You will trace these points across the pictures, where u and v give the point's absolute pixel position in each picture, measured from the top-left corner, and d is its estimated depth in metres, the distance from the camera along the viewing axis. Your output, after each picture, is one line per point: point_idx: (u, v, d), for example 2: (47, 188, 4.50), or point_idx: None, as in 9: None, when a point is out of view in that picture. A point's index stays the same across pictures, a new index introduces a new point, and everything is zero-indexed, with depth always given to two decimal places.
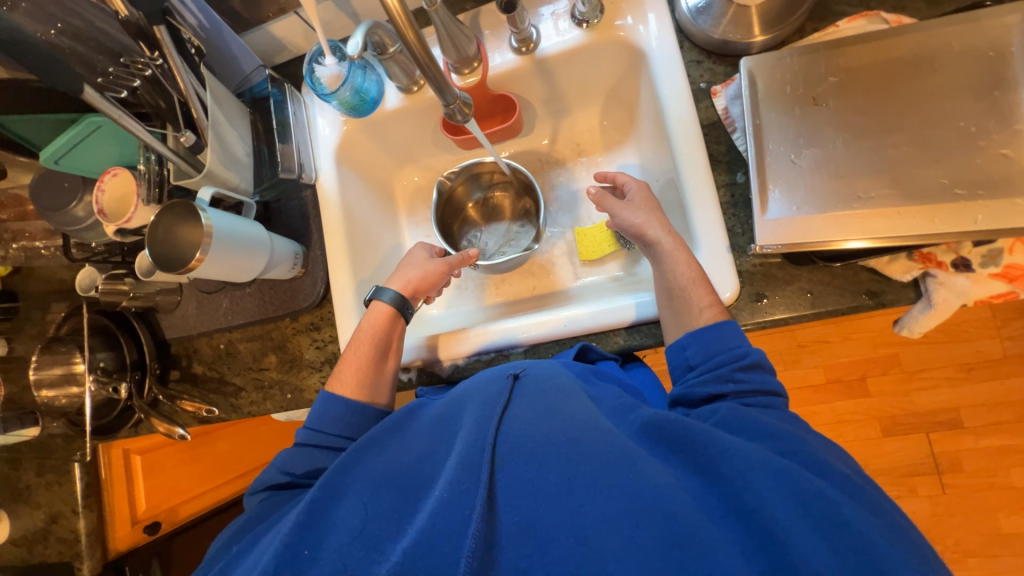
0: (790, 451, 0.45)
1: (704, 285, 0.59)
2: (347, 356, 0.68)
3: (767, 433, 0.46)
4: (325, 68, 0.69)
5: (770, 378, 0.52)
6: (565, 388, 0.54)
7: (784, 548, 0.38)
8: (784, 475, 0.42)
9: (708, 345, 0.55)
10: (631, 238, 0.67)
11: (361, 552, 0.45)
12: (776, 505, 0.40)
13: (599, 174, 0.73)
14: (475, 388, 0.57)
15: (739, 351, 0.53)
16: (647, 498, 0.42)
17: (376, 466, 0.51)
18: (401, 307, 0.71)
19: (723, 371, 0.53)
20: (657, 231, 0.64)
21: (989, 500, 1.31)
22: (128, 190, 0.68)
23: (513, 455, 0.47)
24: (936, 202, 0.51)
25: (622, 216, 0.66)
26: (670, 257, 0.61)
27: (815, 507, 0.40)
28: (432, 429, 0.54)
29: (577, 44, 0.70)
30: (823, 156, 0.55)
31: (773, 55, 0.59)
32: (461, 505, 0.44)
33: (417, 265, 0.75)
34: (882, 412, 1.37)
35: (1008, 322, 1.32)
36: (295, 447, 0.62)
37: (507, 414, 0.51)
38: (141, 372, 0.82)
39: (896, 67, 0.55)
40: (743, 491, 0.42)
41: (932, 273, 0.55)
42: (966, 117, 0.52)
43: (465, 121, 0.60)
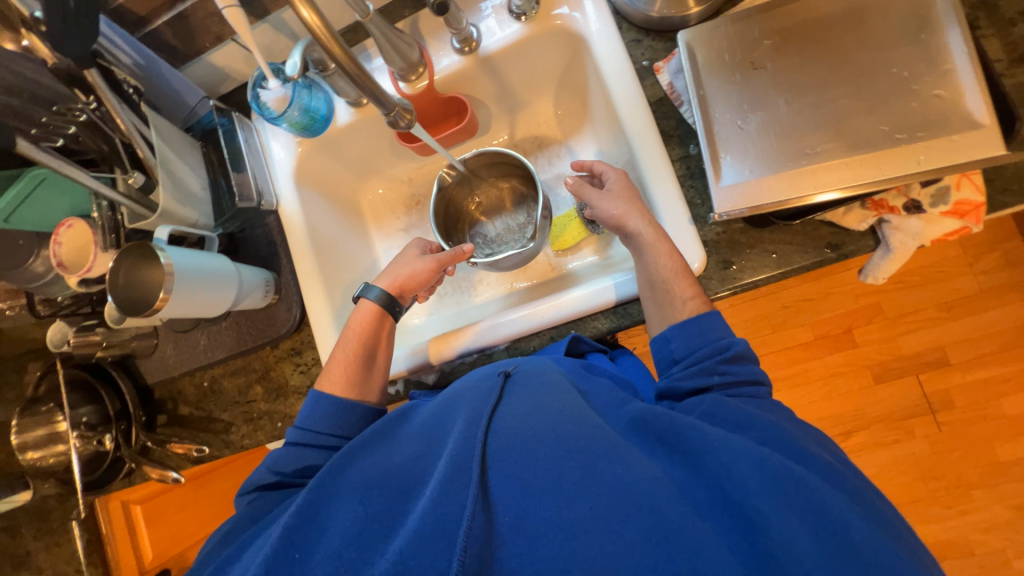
0: (771, 440, 0.46)
1: (685, 277, 0.59)
2: (335, 355, 0.68)
3: (751, 423, 0.47)
4: (269, 92, 0.68)
5: (756, 368, 0.53)
6: (554, 384, 0.54)
7: (763, 531, 0.40)
8: (766, 466, 0.43)
9: (693, 339, 0.55)
10: (612, 230, 0.65)
11: (354, 554, 0.45)
12: (759, 495, 0.41)
13: (577, 163, 0.71)
14: (467, 389, 0.57)
15: (724, 344, 0.54)
16: (633, 493, 0.43)
17: (366, 469, 0.52)
18: (388, 305, 0.71)
19: (708, 364, 0.53)
20: (638, 222, 0.62)
21: (984, 432, 1.34)
22: (85, 239, 0.67)
23: (504, 453, 0.47)
24: (879, 149, 0.52)
25: (600, 208, 0.64)
26: (651, 249, 0.60)
27: (796, 493, 0.41)
28: (423, 432, 0.54)
29: (518, 38, 0.70)
30: (768, 118, 0.56)
31: (708, 26, 0.59)
32: (452, 507, 0.44)
33: (404, 263, 0.74)
34: (871, 361, 1.40)
35: (981, 257, 1.34)
36: (283, 446, 0.62)
37: (496, 413, 0.51)
38: (127, 421, 0.82)
39: (826, 24, 0.56)
40: (725, 482, 0.43)
41: (887, 219, 0.56)
42: (897, 63, 0.53)
43: (409, 127, 0.56)
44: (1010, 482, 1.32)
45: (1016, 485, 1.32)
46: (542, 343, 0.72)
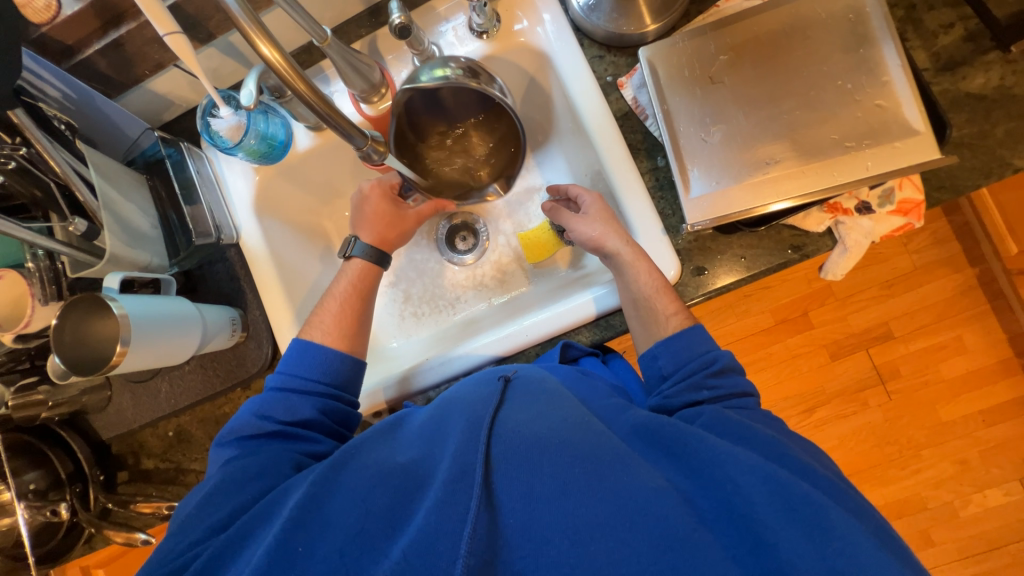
0: (778, 457, 0.49)
1: (667, 294, 0.61)
2: (326, 306, 0.69)
3: (751, 438, 0.50)
4: (221, 120, 0.64)
5: (740, 379, 0.57)
6: (553, 392, 0.55)
7: (770, 548, 0.42)
8: (774, 481, 0.45)
9: (679, 353, 0.58)
10: (591, 250, 0.67)
11: (356, 552, 0.45)
12: (763, 507, 0.44)
13: (553, 188, 0.74)
14: (464, 394, 0.57)
15: (709, 358, 0.57)
16: (638, 501, 0.44)
17: (370, 463, 0.53)
18: (380, 261, 0.73)
19: (696, 378, 0.56)
20: (615, 242, 0.64)
21: (927, 395, 1.47)
22: (15, 293, 0.61)
23: (509, 457, 0.48)
24: (831, 157, 0.55)
25: (579, 230, 0.66)
26: (632, 268, 0.62)
27: (805, 512, 0.43)
28: (423, 436, 0.55)
29: (481, 55, 0.70)
30: (730, 130, 0.58)
31: (667, 42, 0.61)
32: (455, 509, 0.45)
33: (397, 221, 0.75)
34: (826, 340, 1.50)
35: (913, 237, 1.46)
36: (266, 397, 0.63)
37: (499, 416, 0.52)
38: (83, 482, 0.75)
39: (776, 38, 0.59)
40: (734, 494, 0.45)
41: (841, 221, 0.60)
42: (842, 76, 0.57)
43: (384, 160, 0.55)
44: (952, 439, 1.46)
45: (958, 441, 1.46)
46: (528, 359, 0.73)
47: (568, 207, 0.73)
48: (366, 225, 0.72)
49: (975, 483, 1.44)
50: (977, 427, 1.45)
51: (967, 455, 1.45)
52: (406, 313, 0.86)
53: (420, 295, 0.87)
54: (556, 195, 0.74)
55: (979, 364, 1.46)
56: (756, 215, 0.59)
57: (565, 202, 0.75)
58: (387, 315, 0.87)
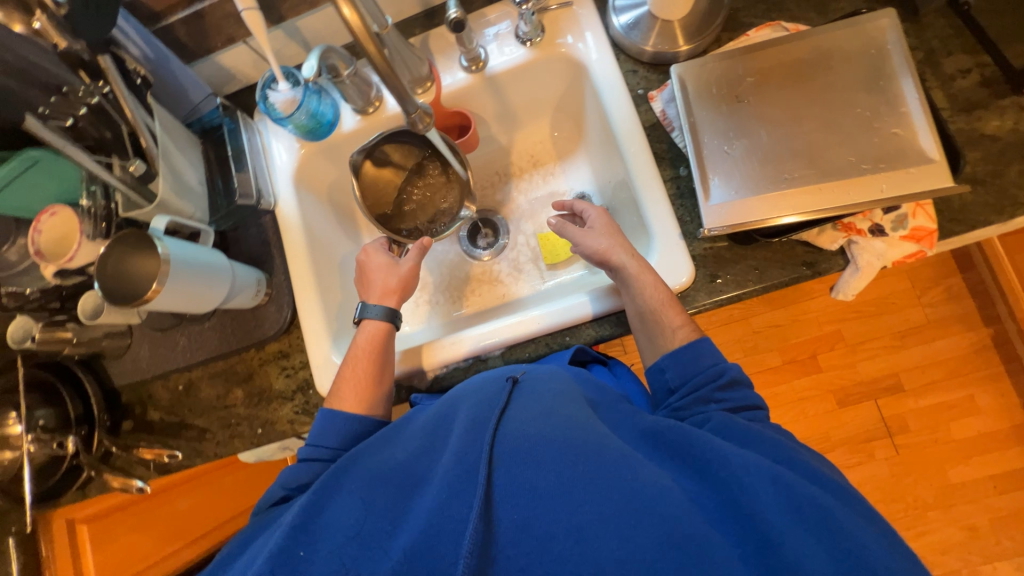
0: (786, 460, 0.49)
1: (673, 307, 0.63)
2: (344, 374, 0.67)
3: (757, 440, 0.50)
4: (278, 93, 0.69)
5: (749, 393, 0.57)
6: (561, 393, 0.56)
7: (777, 547, 0.42)
8: (780, 481, 0.45)
9: (686, 367, 0.59)
10: (597, 263, 0.69)
11: (357, 550, 0.47)
12: (769, 508, 0.44)
13: (558, 203, 0.77)
14: (471, 390, 0.58)
15: (718, 371, 0.58)
16: (643, 498, 0.45)
17: (372, 466, 0.54)
18: (392, 319, 0.70)
19: (704, 392, 0.57)
20: (622, 256, 0.66)
21: (937, 454, 1.43)
22: (68, 230, 0.65)
23: (512, 455, 0.49)
24: (849, 177, 0.58)
25: (586, 243, 0.69)
26: (638, 280, 0.64)
27: (812, 513, 0.43)
28: (426, 430, 0.56)
29: (523, 61, 0.75)
30: (751, 145, 0.62)
31: (697, 62, 0.66)
32: (456, 511, 0.46)
33: (391, 272, 0.72)
34: (834, 385, 1.48)
35: (927, 290, 1.47)
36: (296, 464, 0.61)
37: (504, 416, 0.53)
38: (88, 426, 0.76)
39: (800, 66, 0.63)
40: (740, 494, 0.45)
41: (855, 240, 0.62)
42: (862, 105, 0.60)
43: (427, 131, 0.58)
44: (961, 503, 1.40)
45: (968, 506, 1.40)
46: (538, 350, 0.72)
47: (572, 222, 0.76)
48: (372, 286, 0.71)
49: (985, 553, 1.38)
50: (988, 493, 1.40)
51: (976, 522, 1.39)
52: (421, 300, 0.88)
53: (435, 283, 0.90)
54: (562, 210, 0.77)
55: (992, 427, 1.42)
56: (768, 227, 0.61)
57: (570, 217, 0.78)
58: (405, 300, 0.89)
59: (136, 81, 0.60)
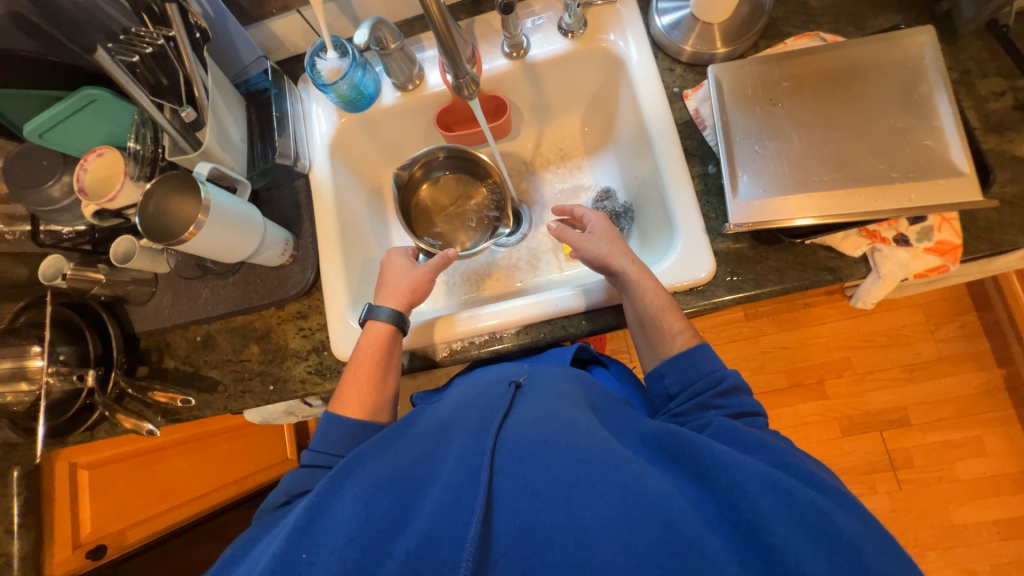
0: (786, 465, 0.48)
1: (673, 313, 0.64)
2: (347, 378, 0.66)
3: (758, 446, 0.50)
4: (326, 62, 0.72)
5: (747, 400, 0.57)
6: (562, 399, 0.56)
7: (778, 554, 0.41)
8: (780, 487, 0.44)
9: (685, 374, 0.60)
10: (597, 269, 0.70)
11: (358, 553, 0.44)
12: (769, 512, 0.43)
13: (557, 208, 0.78)
14: (476, 394, 0.60)
15: (718, 376, 0.59)
16: (643, 503, 0.44)
17: (373, 468, 0.52)
18: (398, 322, 0.69)
19: (703, 399, 0.58)
20: (622, 261, 0.67)
21: (940, 493, 1.40)
22: (112, 171, 0.67)
23: (514, 457, 0.48)
24: (878, 183, 0.59)
25: (587, 248, 0.70)
26: (637, 286, 0.64)
27: (811, 519, 0.43)
28: (429, 431, 0.56)
29: (563, 52, 0.77)
30: (782, 147, 0.63)
31: (734, 65, 0.67)
32: (458, 513, 0.45)
33: (405, 274, 0.72)
34: (840, 413, 1.47)
35: (940, 325, 1.46)
36: (300, 470, 0.60)
37: (507, 419, 0.53)
38: (106, 367, 0.77)
39: (835, 75, 0.64)
40: (739, 500, 0.44)
41: (879, 248, 0.62)
42: (894, 116, 0.61)
43: (472, 98, 0.64)
44: (962, 545, 1.37)
45: (969, 548, 1.37)
46: (554, 332, 0.72)
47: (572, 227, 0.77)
48: (388, 291, 0.71)
49: None
50: (991, 538, 1.37)
51: (976, 567, 1.36)
52: (441, 281, 0.89)
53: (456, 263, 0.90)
54: (561, 216, 0.78)
55: (998, 470, 1.39)
56: (784, 228, 0.62)
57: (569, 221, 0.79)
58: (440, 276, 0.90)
59: (195, 35, 0.63)
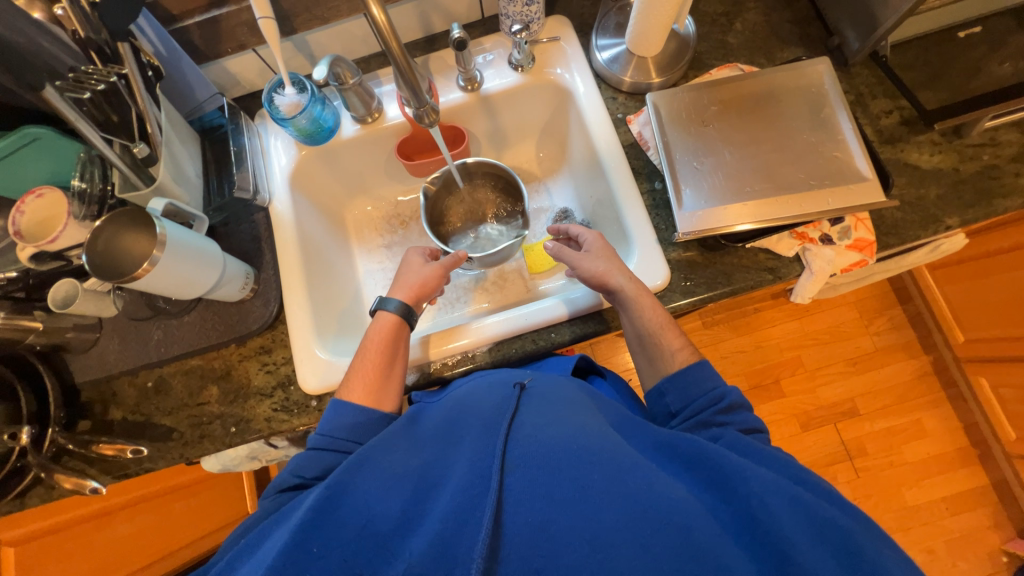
0: (799, 479, 0.51)
1: (671, 330, 0.68)
2: (355, 365, 0.65)
3: (770, 459, 0.52)
4: (284, 97, 0.74)
5: (749, 415, 0.60)
6: (571, 403, 0.57)
7: (795, 563, 0.42)
8: (794, 499, 0.46)
9: (688, 390, 0.63)
10: (595, 287, 0.71)
11: (370, 553, 0.43)
12: (787, 523, 0.44)
13: (555, 227, 0.81)
14: (483, 399, 0.59)
15: (719, 394, 0.61)
16: (659, 508, 0.44)
17: (382, 468, 0.50)
18: (406, 314, 0.69)
19: (706, 415, 0.60)
20: (618, 278, 0.69)
21: (894, 477, 1.49)
22: (53, 213, 0.64)
23: (528, 461, 0.48)
24: (800, 191, 0.66)
25: (583, 267, 0.71)
26: (636, 303, 0.67)
27: (830, 536, 0.45)
28: (438, 435, 0.55)
29: (515, 84, 0.83)
30: (716, 162, 0.70)
31: (669, 92, 0.75)
32: (472, 514, 0.44)
33: (417, 272, 0.73)
34: (797, 409, 1.56)
35: (873, 320, 1.60)
36: (308, 449, 0.58)
37: (516, 420, 0.53)
38: (40, 424, 0.70)
39: (756, 99, 0.73)
40: (757, 510, 0.45)
41: (808, 247, 0.69)
42: (807, 133, 0.70)
43: (432, 126, 0.67)
44: (918, 526, 1.46)
45: (925, 528, 1.46)
46: (525, 347, 0.74)
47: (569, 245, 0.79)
48: (399, 284, 0.71)
49: None
50: (943, 514, 1.46)
51: (933, 545, 1.44)
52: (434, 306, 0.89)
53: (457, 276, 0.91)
54: (557, 235, 0.81)
55: (939, 449, 1.51)
56: (727, 234, 0.68)
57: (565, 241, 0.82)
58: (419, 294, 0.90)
59: (148, 73, 0.63)
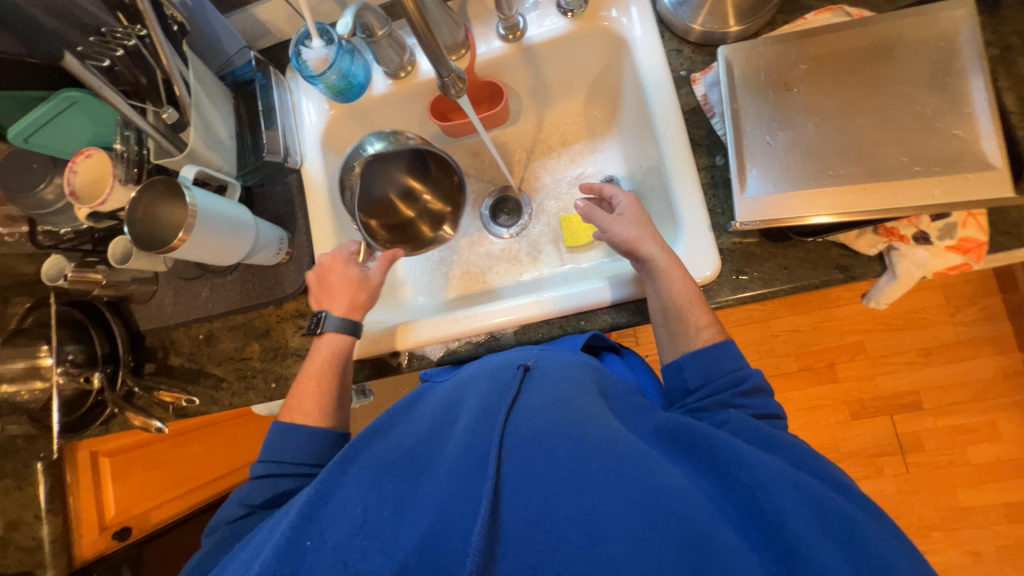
0: (807, 466, 0.46)
1: (700, 306, 0.61)
2: (301, 383, 0.67)
3: (779, 445, 0.48)
4: (311, 51, 0.68)
5: (770, 400, 0.56)
6: (574, 381, 0.53)
7: (802, 558, 0.37)
8: (804, 490, 0.41)
9: (707, 368, 0.58)
10: (624, 255, 0.66)
11: (364, 543, 0.41)
12: (796, 516, 0.39)
13: (585, 186, 0.74)
14: (484, 375, 0.56)
15: (740, 375, 0.57)
16: (660, 498, 0.40)
17: (381, 452, 0.49)
18: (352, 329, 0.68)
19: (723, 396, 0.55)
20: (649, 247, 0.64)
21: (949, 476, 1.38)
22: (102, 172, 0.66)
23: (524, 447, 0.44)
24: (899, 178, 0.54)
25: (613, 232, 0.66)
26: (665, 275, 0.62)
27: (842, 529, 0.39)
28: (434, 414, 0.53)
29: (563, 32, 0.73)
30: (795, 137, 0.59)
31: (747, 44, 0.62)
32: (464, 504, 0.42)
33: (356, 286, 0.69)
34: (849, 397, 1.44)
35: (961, 308, 1.41)
36: (251, 480, 0.62)
37: (515, 404, 0.50)
38: (113, 365, 0.78)
39: (858, 56, 0.59)
40: (762, 500, 0.40)
41: (896, 246, 0.59)
42: (922, 101, 0.56)
43: (459, 96, 0.63)
44: (967, 527, 1.37)
45: (975, 530, 1.37)
46: (552, 332, 0.71)
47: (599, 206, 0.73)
48: (333, 297, 0.69)
49: None
50: (997, 520, 1.36)
51: (981, 547, 1.36)
52: (417, 271, 0.87)
53: (425, 261, 0.88)
54: (588, 193, 0.74)
55: (1011, 454, 1.37)
56: (798, 225, 0.58)
57: (596, 201, 0.75)
58: (416, 271, 0.88)
59: (172, 28, 0.62)
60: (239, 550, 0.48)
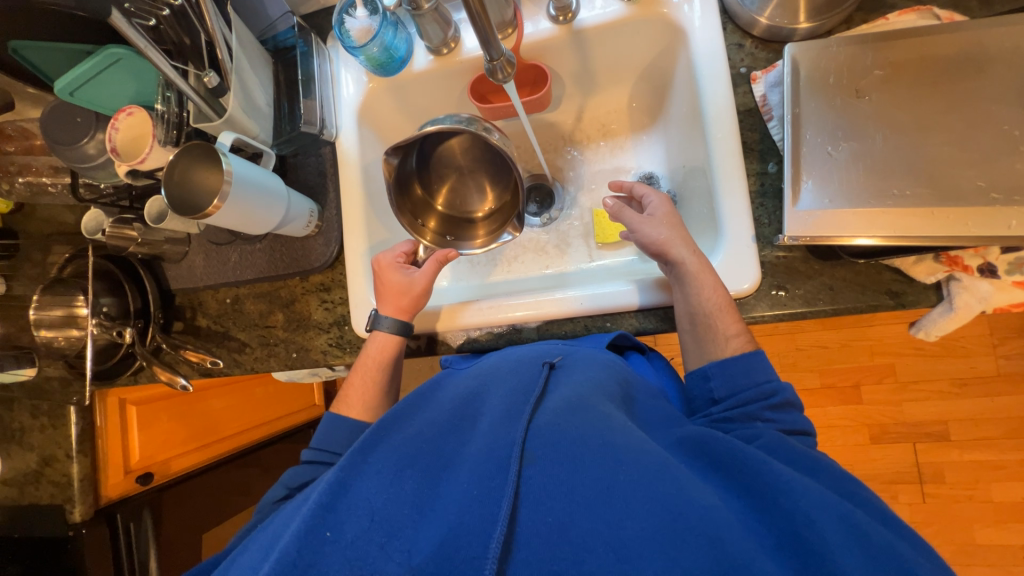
0: (848, 493, 0.44)
1: (729, 314, 0.59)
2: (352, 380, 0.68)
3: (816, 468, 0.46)
4: (355, 20, 0.68)
5: (800, 417, 0.53)
6: (600, 384, 0.52)
7: None
8: (845, 518, 0.39)
9: (735, 380, 0.56)
10: (652, 256, 0.64)
11: (382, 539, 0.41)
12: (838, 548, 0.37)
13: (616, 183, 0.71)
14: (507, 370, 0.55)
15: (769, 389, 0.54)
16: (692, 515, 0.38)
17: (400, 442, 0.48)
18: (403, 331, 0.68)
19: (751, 409, 0.54)
20: (680, 250, 0.61)
21: (967, 511, 1.34)
22: (143, 131, 0.66)
23: (549, 451, 0.44)
24: (971, 204, 0.50)
25: (643, 233, 0.64)
26: (695, 280, 0.59)
27: (886, 561, 0.37)
28: (454, 406, 0.53)
29: (617, 17, 0.69)
30: (860, 150, 0.54)
31: (820, 43, 0.57)
32: (486, 507, 0.41)
33: (404, 287, 0.69)
34: (871, 420, 1.39)
35: (1006, 340, 1.33)
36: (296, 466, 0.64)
37: (540, 405, 0.49)
38: (144, 320, 0.81)
39: (942, 65, 0.54)
40: (802, 527, 0.39)
41: (957, 277, 0.55)
42: (1010, 121, 0.51)
43: (505, 80, 0.61)
44: (978, 564, 1.33)
45: (986, 568, 1.33)
46: (575, 330, 0.69)
47: (629, 204, 0.70)
48: (383, 298, 0.69)
49: None
50: (1013, 561, 1.32)
51: None
52: None
53: None
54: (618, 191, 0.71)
55: None
56: (849, 244, 0.55)
57: (626, 199, 0.72)
58: None
59: None
60: (261, 531, 0.49)
